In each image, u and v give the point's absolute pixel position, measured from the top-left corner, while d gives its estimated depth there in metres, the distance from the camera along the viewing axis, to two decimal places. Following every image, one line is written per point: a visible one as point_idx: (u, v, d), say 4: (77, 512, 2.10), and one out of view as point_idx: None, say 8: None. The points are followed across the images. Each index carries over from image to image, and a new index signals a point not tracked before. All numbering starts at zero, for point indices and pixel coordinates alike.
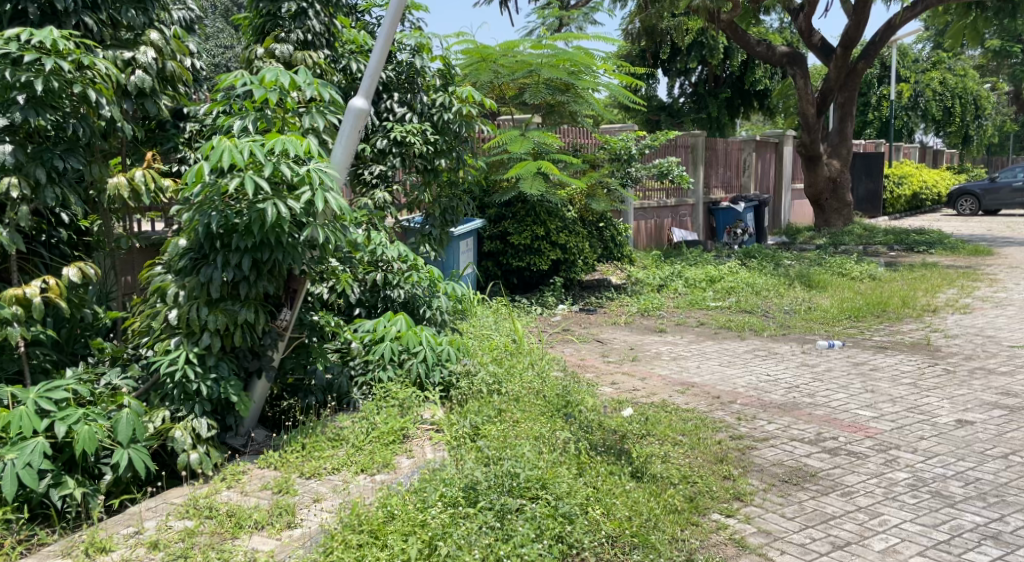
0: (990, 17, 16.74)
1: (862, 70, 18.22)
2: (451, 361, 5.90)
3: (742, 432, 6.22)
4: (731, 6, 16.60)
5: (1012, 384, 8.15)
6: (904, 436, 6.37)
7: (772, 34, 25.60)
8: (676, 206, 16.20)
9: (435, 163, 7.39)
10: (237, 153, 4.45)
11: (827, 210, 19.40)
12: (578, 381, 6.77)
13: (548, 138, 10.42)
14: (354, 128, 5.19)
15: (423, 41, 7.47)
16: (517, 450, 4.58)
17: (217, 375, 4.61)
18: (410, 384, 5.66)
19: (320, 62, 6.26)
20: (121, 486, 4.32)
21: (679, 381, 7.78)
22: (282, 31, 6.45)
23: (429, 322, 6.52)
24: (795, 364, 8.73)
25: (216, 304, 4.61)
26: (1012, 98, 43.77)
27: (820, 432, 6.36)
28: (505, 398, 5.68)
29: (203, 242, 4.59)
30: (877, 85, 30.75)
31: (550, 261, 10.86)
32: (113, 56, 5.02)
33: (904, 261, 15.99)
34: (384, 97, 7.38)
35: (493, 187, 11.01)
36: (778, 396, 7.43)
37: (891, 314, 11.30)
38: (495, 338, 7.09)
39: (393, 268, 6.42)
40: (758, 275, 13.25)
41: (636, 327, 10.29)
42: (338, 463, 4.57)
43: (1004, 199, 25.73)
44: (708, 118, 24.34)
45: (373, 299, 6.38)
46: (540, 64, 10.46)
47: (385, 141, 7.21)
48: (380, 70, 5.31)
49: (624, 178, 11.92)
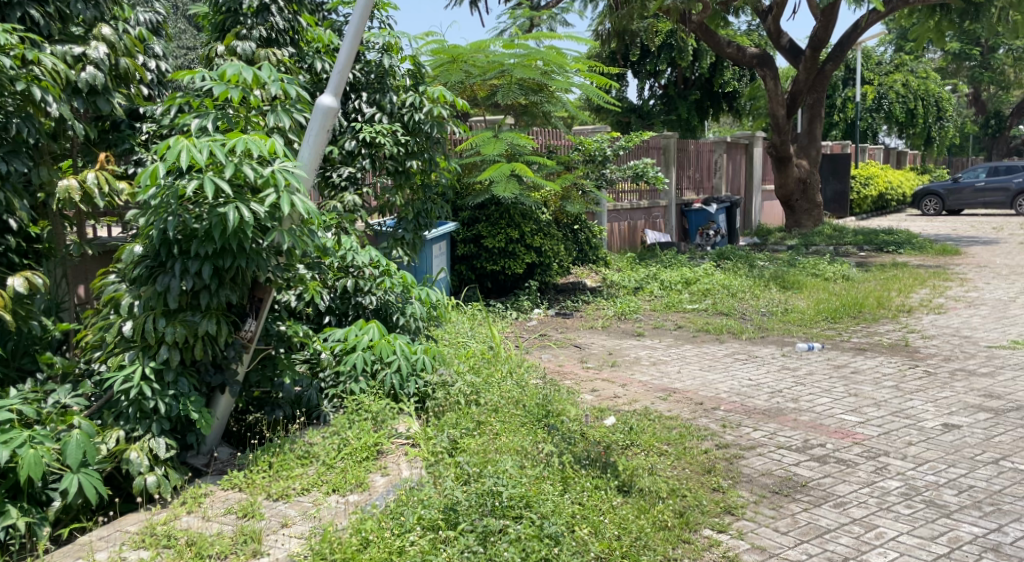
0: (955, 20, 16.70)
1: (830, 72, 18.18)
2: (426, 371, 5.65)
3: (728, 440, 6.03)
4: (701, 7, 16.49)
5: (993, 386, 8.03)
6: (892, 441, 6.20)
7: (741, 36, 25.59)
8: (649, 208, 16.05)
9: (407, 165, 7.14)
10: (196, 152, 4.16)
11: (798, 211, 19.32)
12: (558, 389, 6.57)
13: (522, 139, 10.23)
14: (322, 127, 4.91)
15: (392, 41, 7.23)
16: (500, 465, 4.34)
17: (176, 391, 4.32)
18: (384, 396, 5.44)
19: (284, 59, 5.96)
20: (71, 514, 4.03)
21: (659, 387, 7.59)
22: (243, 28, 6.14)
23: (403, 330, 6.28)
24: (776, 368, 8.57)
25: (174, 316, 4.32)
26: (971, 101, 44.28)
27: (807, 439, 6.18)
28: (483, 409, 5.48)
29: (159, 248, 4.29)
30: (842, 88, 30.99)
31: (524, 264, 10.63)
32: (61, 51, 4.73)
33: (875, 261, 15.92)
34: (352, 97, 7.16)
35: (466, 189, 10.79)
36: (761, 401, 7.26)
37: (867, 315, 11.19)
38: (471, 346, 6.95)
39: (364, 274, 6.16)
40: (733, 277, 13.09)
41: (614, 331, 10.08)
42: (308, 483, 4.29)
43: (967, 199, 25.89)
44: (679, 120, 24.23)
45: (344, 307, 6.12)
46: (512, 65, 10.22)
47: (353, 142, 7.01)
48: (349, 67, 5.03)
49: (599, 180, 11.79)
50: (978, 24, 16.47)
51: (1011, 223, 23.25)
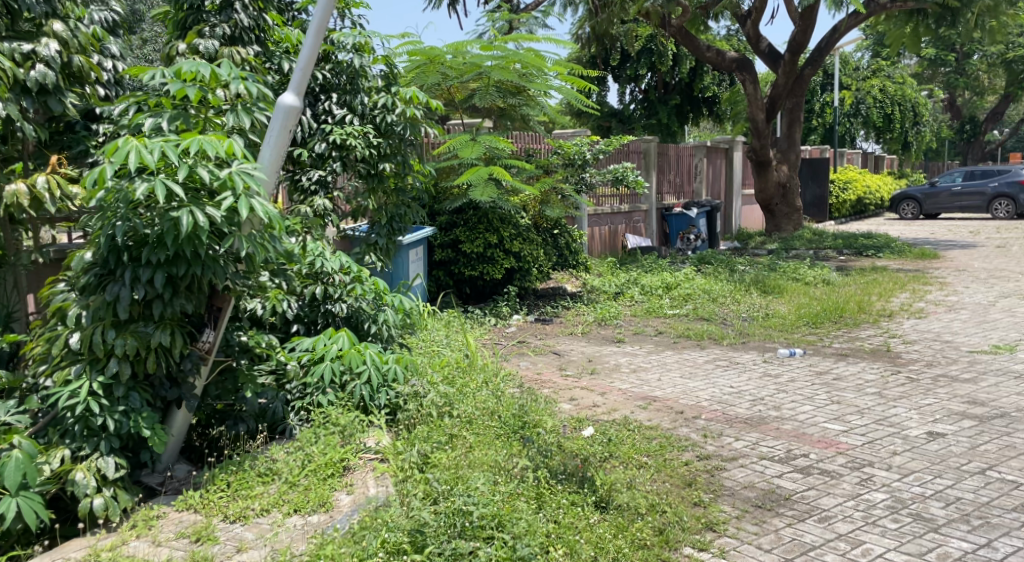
0: (932, 25, 16.72)
1: (809, 77, 18.14)
2: (398, 382, 5.47)
3: (709, 451, 5.87)
4: (680, 11, 16.43)
5: (976, 392, 7.91)
6: (877, 451, 6.05)
7: (720, 41, 25.60)
8: (630, 212, 15.90)
9: (379, 167, 6.97)
10: (146, 153, 3.94)
11: (778, 215, 19.23)
12: (535, 399, 6.40)
13: (501, 143, 10.02)
14: (284, 127, 4.70)
15: (363, 41, 7.03)
16: (471, 482, 4.15)
17: (126, 407, 4.10)
18: (353, 408, 5.26)
19: (248, 58, 5.75)
20: (10, 540, 3.81)
21: (639, 396, 7.42)
22: (206, 25, 5.94)
23: (375, 338, 6.07)
24: (757, 374, 8.41)
25: (125, 327, 4.10)
26: (947, 105, 44.55)
27: (790, 450, 6.02)
28: (456, 421, 5.32)
29: (108, 255, 4.08)
30: (820, 92, 31.08)
31: (503, 269, 10.44)
32: (8, 48, 4.52)
33: (856, 265, 15.85)
34: (321, 99, 6.99)
35: (443, 194, 10.61)
36: (743, 409, 7.10)
37: (848, 320, 11.08)
38: (445, 355, 6.77)
39: (334, 280, 5.96)
40: (714, 281, 12.96)
41: (594, 338, 9.91)
42: (268, 502, 4.08)
43: (943, 203, 26.01)
44: (659, 124, 24.15)
45: (313, 314, 5.93)
46: (490, 67, 10.07)
47: (323, 145, 6.81)
48: (310, 65, 4.82)
49: (578, 184, 11.67)
50: (954, 29, 16.46)
51: (987, 227, 23.33)
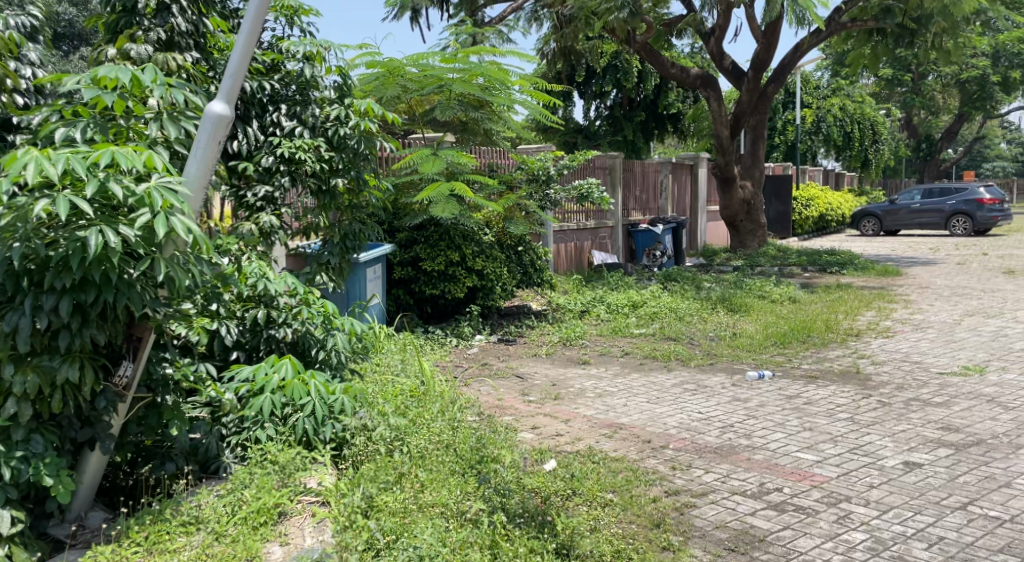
0: (891, 44, 16.53)
1: (772, 94, 18.05)
2: (345, 414, 5.18)
3: (678, 485, 5.57)
4: (645, 27, 16.22)
5: (950, 417, 7.64)
6: (853, 484, 5.75)
7: (684, 58, 25.53)
8: (595, 228, 15.62)
9: (331, 183, 6.65)
10: (49, 165, 3.61)
11: (742, 232, 19.07)
12: (494, 430, 6.04)
13: (462, 157, 9.67)
14: (212, 138, 4.34)
15: (315, 50, 6.64)
16: (417, 531, 4.08)
17: (26, 452, 3.75)
18: (296, 443, 4.98)
19: (184, 65, 5.49)
20: None
21: (605, 423, 7.07)
22: (140, 29, 5.60)
23: (323, 366, 5.71)
24: (727, 399, 8.09)
25: (26, 360, 3.76)
26: (904, 125, 44.99)
27: (762, 483, 5.71)
28: (407, 458, 5.07)
29: (6, 281, 3.72)
30: (782, 110, 31.27)
31: (465, 288, 10.07)
32: None
33: (820, 282, 15.71)
34: (269, 110, 6.59)
35: (404, 210, 10.24)
36: (713, 437, 6.78)
37: (816, 339, 10.85)
38: (398, 383, 6.42)
39: (279, 304, 5.60)
40: (680, 299, 12.73)
41: (559, 359, 9.57)
42: (189, 557, 3.79)
43: (904, 220, 26.07)
44: (624, 141, 23.99)
45: (255, 341, 5.55)
46: (451, 79, 9.71)
47: (271, 158, 6.42)
48: (242, 68, 4.47)
49: (542, 201, 11.30)
50: (912, 47, 16.34)
51: (946, 244, 23.41)
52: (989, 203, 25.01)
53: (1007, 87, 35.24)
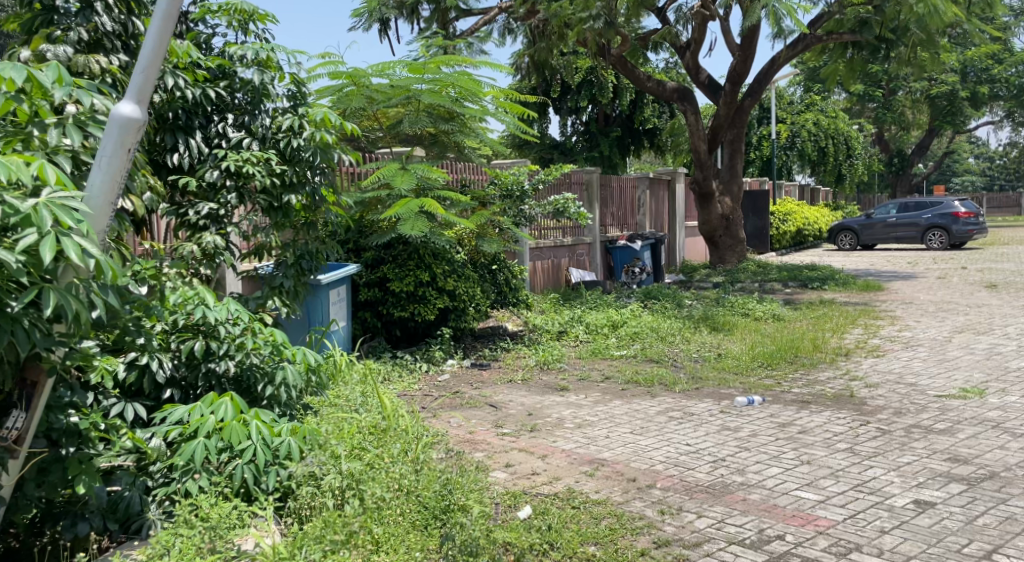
0: (866, 56, 16.15)
1: (749, 108, 17.60)
2: (292, 460, 4.57)
3: (669, 533, 4.97)
4: (619, 40, 15.70)
5: (957, 447, 7.06)
6: (861, 529, 5.15)
7: (659, 73, 25.13)
8: (572, 245, 15.05)
9: (284, 200, 6.01)
10: None
11: (722, 247, 18.56)
12: (463, 471, 5.40)
13: (433, 172, 9.18)
14: (119, 144, 3.71)
15: (266, 55, 6.08)
16: None
17: None
18: (233, 496, 4.36)
19: (108, 69, 4.93)
20: None
21: (585, 459, 6.45)
22: (58, 28, 4.99)
23: (271, 402, 5.07)
24: (715, 428, 7.49)
25: None
26: (875, 141, 44.93)
27: (762, 530, 5.10)
28: (361, 510, 4.46)
29: None
30: (757, 126, 31.08)
31: (436, 309, 9.41)
32: None
33: (803, 298, 15.18)
34: (213, 119, 6.00)
35: (369, 228, 9.60)
36: (704, 474, 6.17)
37: (805, 360, 10.29)
38: (356, 420, 5.75)
39: (220, 334, 4.96)
40: (662, 318, 12.14)
41: (535, 385, 8.91)
42: None
43: (879, 234, 25.75)
44: (600, 156, 23.49)
45: (192, 376, 4.93)
46: (419, 90, 9.09)
47: (215, 172, 5.84)
48: (156, 61, 3.84)
49: (517, 216, 10.70)
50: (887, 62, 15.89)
51: (924, 258, 23.01)
52: (965, 216, 24.61)
53: (976, 103, 35.11)
